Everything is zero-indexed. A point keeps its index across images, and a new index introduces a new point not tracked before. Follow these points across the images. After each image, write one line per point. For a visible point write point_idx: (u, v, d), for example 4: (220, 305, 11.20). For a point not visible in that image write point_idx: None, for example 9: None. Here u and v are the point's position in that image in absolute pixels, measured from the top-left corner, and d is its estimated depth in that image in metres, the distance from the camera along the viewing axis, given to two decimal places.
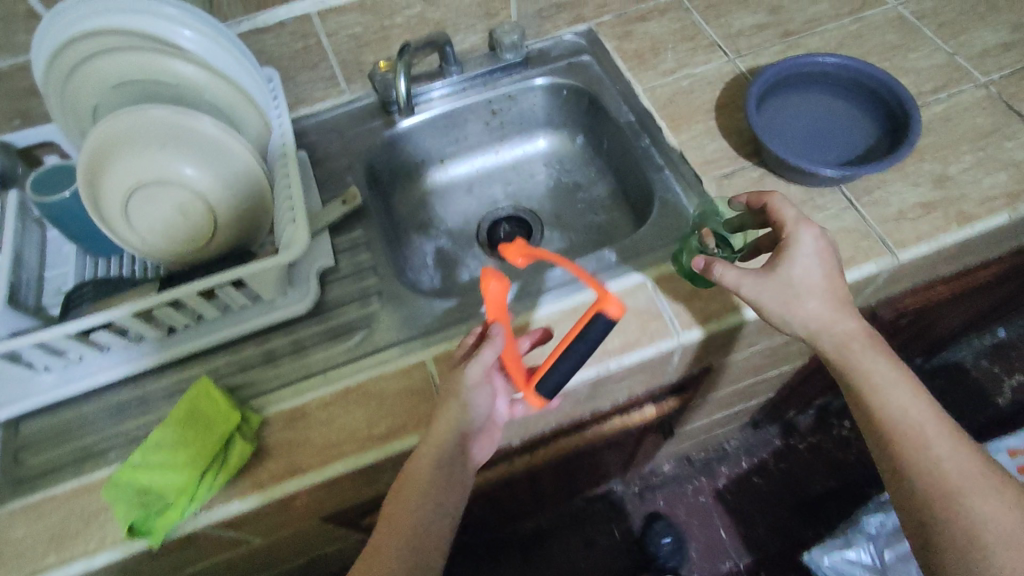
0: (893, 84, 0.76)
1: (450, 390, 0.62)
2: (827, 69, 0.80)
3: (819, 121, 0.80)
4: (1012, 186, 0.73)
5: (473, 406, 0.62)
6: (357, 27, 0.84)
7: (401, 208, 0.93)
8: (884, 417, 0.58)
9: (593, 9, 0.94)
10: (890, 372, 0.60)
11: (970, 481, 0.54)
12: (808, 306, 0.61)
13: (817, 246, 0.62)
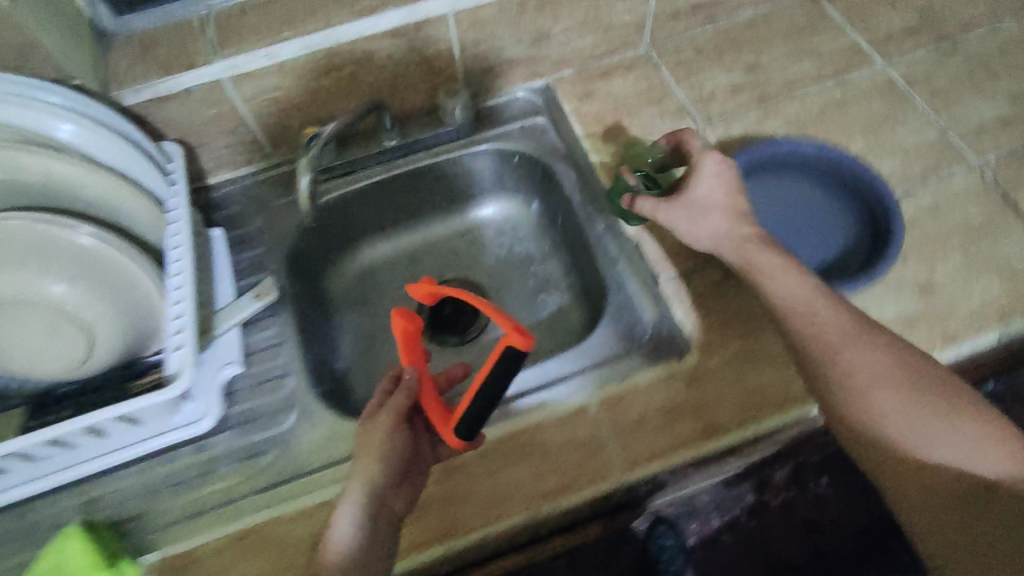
0: (875, 182, 0.68)
1: (366, 437, 0.60)
2: (805, 158, 0.72)
3: (790, 217, 0.71)
4: (1004, 298, 0.66)
5: (380, 459, 0.58)
6: (278, 92, 0.74)
7: (335, 283, 0.86)
8: (886, 428, 0.54)
9: (551, 64, 0.85)
10: (880, 366, 0.55)
11: (983, 468, 0.52)
12: (710, 222, 0.66)
13: (719, 173, 0.67)
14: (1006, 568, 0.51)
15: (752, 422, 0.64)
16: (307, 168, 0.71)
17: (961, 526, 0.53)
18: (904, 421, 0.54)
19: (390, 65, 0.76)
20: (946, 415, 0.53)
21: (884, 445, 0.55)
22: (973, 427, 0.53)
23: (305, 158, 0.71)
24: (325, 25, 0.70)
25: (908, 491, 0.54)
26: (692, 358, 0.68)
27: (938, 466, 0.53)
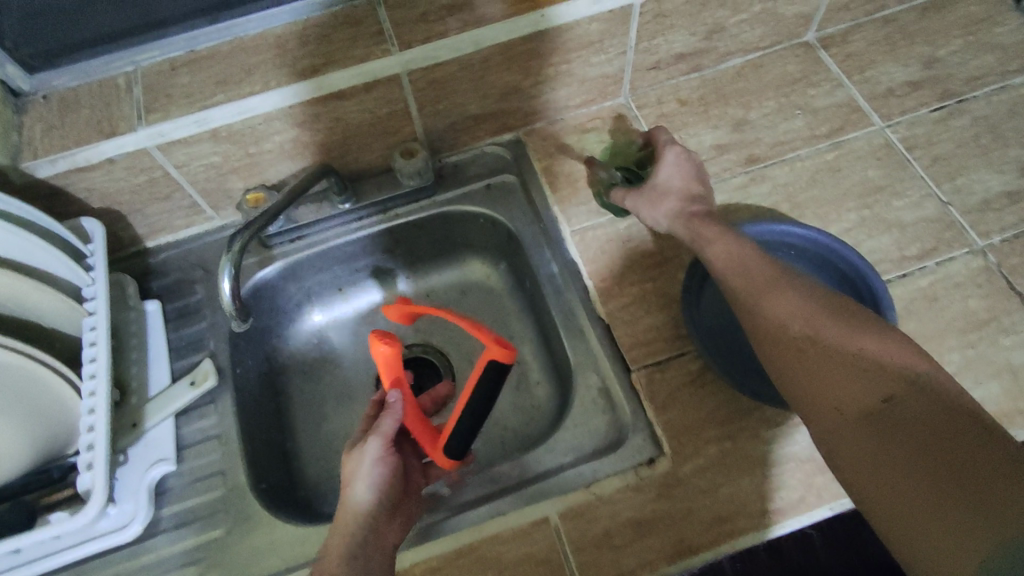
0: (869, 275, 0.60)
1: (352, 467, 0.56)
2: (791, 241, 0.64)
3: None
4: (1005, 403, 0.60)
5: (366, 487, 0.55)
6: (214, 155, 0.67)
7: (285, 352, 0.79)
8: (783, 326, 0.51)
9: (520, 118, 0.77)
10: (797, 295, 0.53)
11: (884, 373, 0.46)
12: (667, 208, 0.65)
13: (678, 170, 0.67)
14: (918, 488, 0.41)
15: (729, 539, 0.56)
16: (229, 263, 0.60)
17: (862, 433, 0.45)
18: (801, 322, 0.51)
19: (339, 125, 0.69)
20: (844, 316, 0.50)
21: (780, 326, 0.52)
22: (880, 333, 0.48)
23: (226, 253, 0.60)
24: (261, 88, 0.63)
25: (831, 436, 0.47)
26: (665, 462, 0.59)
27: (841, 374, 0.47)
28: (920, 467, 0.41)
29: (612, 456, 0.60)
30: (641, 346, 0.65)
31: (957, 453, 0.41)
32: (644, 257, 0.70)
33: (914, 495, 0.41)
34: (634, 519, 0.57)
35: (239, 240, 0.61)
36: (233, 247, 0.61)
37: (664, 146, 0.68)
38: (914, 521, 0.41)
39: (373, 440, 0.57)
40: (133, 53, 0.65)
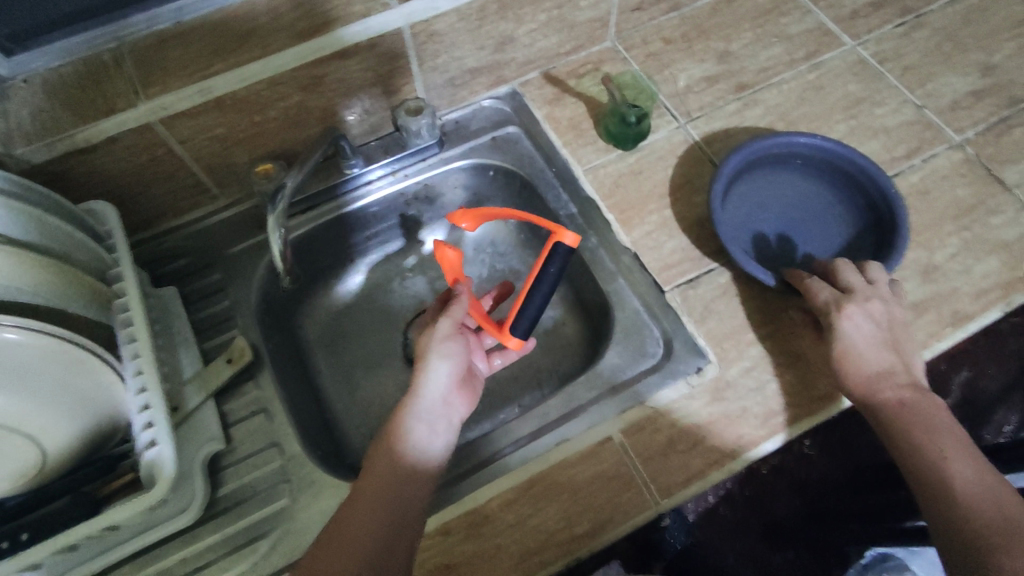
0: (875, 171, 0.66)
1: (424, 346, 0.60)
2: (799, 150, 0.70)
3: (791, 211, 0.70)
4: (1004, 274, 0.65)
5: (441, 362, 0.59)
6: (219, 128, 0.65)
7: (309, 328, 0.77)
8: (903, 441, 0.54)
9: (515, 69, 0.78)
10: (928, 413, 0.55)
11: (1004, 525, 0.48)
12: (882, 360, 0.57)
13: (863, 329, 0.58)
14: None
15: (787, 428, 0.59)
16: (276, 227, 0.63)
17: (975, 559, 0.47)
18: (922, 444, 0.53)
19: (342, 87, 0.68)
20: (973, 465, 0.52)
21: (904, 447, 0.54)
22: (1009, 504, 0.49)
23: (271, 215, 0.63)
24: (263, 53, 0.62)
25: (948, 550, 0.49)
26: (713, 369, 0.62)
27: (959, 499, 0.50)
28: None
29: (662, 371, 0.62)
30: (668, 268, 0.68)
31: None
32: (658, 187, 0.72)
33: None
34: (691, 425, 0.60)
35: (279, 202, 0.63)
36: (275, 210, 0.63)
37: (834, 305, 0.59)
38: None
39: (444, 323, 0.61)
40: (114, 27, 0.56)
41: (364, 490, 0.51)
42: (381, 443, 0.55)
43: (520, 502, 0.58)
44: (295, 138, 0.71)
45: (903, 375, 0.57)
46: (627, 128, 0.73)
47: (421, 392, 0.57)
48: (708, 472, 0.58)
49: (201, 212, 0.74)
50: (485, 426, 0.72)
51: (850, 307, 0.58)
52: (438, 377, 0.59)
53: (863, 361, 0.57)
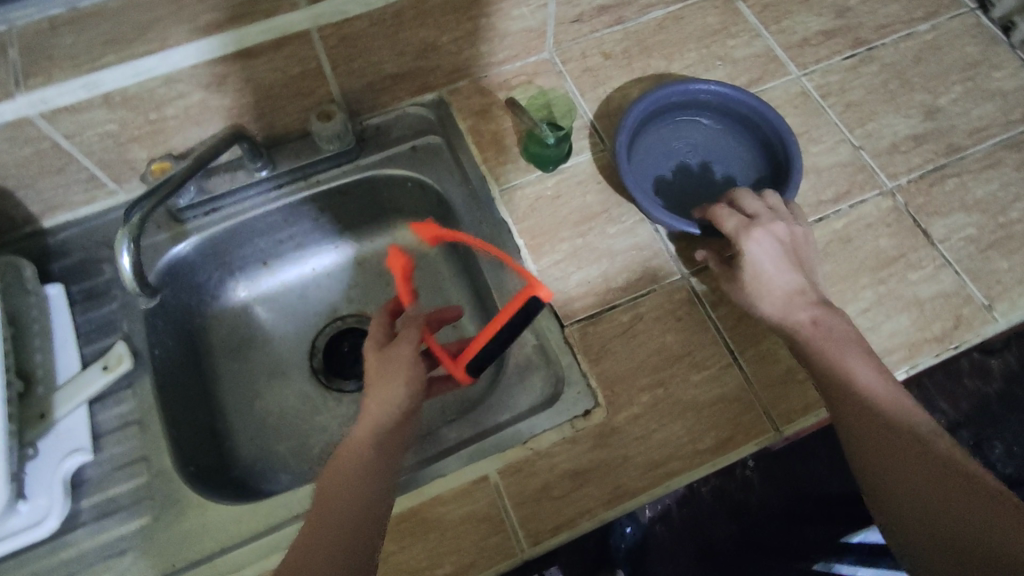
0: (773, 118, 0.66)
1: (373, 383, 0.52)
2: (704, 97, 0.69)
3: (696, 157, 0.70)
4: (913, 334, 0.63)
5: (404, 384, 0.51)
6: (110, 124, 0.62)
7: (214, 331, 0.75)
8: (821, 353, 0.56)
9: (441, 76, 0.75)
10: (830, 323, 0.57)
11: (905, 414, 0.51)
12: (783, 271, 0.59)
13: (768, 252, 0.59)
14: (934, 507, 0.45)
15: (664, 482, 0.58)
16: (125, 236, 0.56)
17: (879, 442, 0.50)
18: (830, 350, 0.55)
19: (247, 87, 0.65)
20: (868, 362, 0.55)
21: (817, 357, 0.56)
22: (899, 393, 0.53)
23: (125, 226, 0.56)
24: (159, 47, 0.58)
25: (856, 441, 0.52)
26: (601, 413, 0.60)
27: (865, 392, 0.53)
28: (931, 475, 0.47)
29: (548, 411, 0.60)
30: (571, 301, 0.66)
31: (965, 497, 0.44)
32: (574, 214, 0.70)
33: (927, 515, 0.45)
34: (570, 470, 0.58)
35: (136, 210, 0.58)
36: (131, 218, 0.57)
37: (741, 231, 0.59)
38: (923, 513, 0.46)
39: (401, 361, 0.52)
40: (4, 10, 0.55)
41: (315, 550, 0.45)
42: (330, 496, 0.48)
43: (384, 539, 0.56)
44: (198, 136, 0.68)
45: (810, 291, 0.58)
46: (545, 149, 0.70)
47: (369, 441, 0.50)
48: (578, 523, 0.57)
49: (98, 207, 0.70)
50: None
51: (756, 230, 0.58)
52: (403, 391, 0.51)
53: (771, 286, 0.58)
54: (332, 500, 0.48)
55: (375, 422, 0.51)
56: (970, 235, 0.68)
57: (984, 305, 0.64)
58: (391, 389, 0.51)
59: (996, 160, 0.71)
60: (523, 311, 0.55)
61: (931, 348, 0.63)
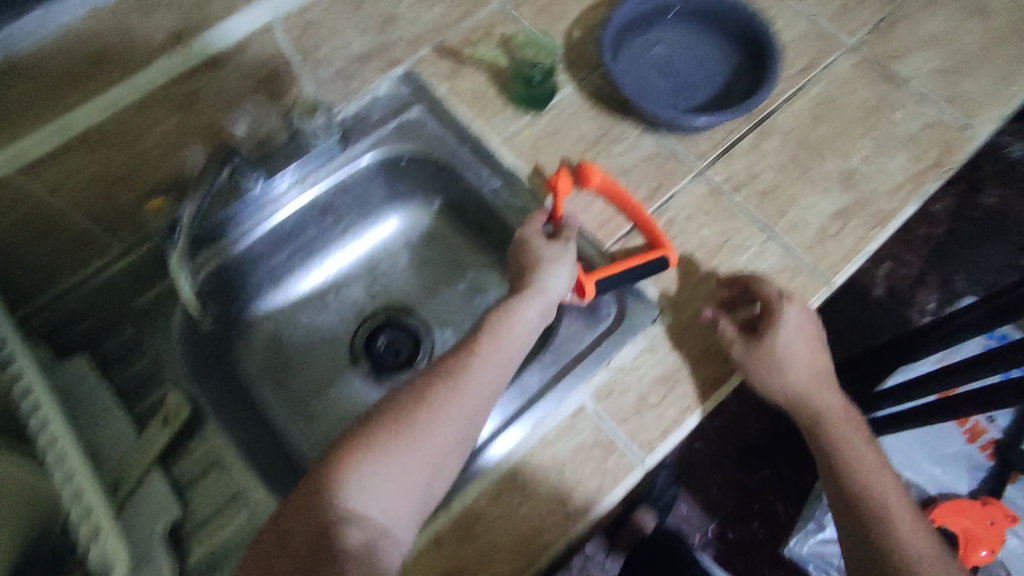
0: (737, 6, 0.70)
1: (550, 248, 0.62)
2: (671, 3, 0.71)
3: (677, 59, 0.71)
4: (913, 168, 0.68)
5: (561, 276, 0.60)
6: (92, 169, 0.57)
7: (250, 363, 0.72)
8: (840, 438, 0.60)
9: (405, 48, 0.74)
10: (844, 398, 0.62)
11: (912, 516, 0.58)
12: (793, 364, 0.59)
13: (801, 322, 0.59)
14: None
15: (746, 361, 0.60)
16: (179, 264, 0.60)
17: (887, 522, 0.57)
18: (851, 429, 0.61)
19: (221, 99, 0.62)
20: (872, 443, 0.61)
21: (835, 440, 0.60)
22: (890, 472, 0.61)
23: (173, 252, 0.59)
24: (122, 74, 0.54)
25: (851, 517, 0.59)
26: (668, 316, 0.62)
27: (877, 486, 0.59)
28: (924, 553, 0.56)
29: (618, 330, 0.62)
30: (604, 225, 0.67)
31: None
32: (577, 144, 0.71)
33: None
34: (658, 376, 0.60)
35: (179, 235, 0.59)
36: (176, 243, 0.59)
37: (782, 299, 0.59)
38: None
39: (573, 247, 0.63)
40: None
41: (471, 369, 0.54)
42: (500, 332, 0.57)
43: (505, 494, 0.56)
44: (180, 164, 0.64)
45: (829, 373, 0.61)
46: (533, 97, 0.72)
47: (536, 297, 0.59)
48: (684, 421, 0.58)
49: (90, 269, 0.64)
50: None
51: (799, 302, 0.59)
52: (557, 283, 0.60)
53: (801, 355, 0.60)
54: (495, 337, 0.56)
55: (546, 286, 0.60)
56: (933, 68, 0.73)
57: (964, 124, 0.70)
58: (563, 262, 0.61)
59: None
60: (654, 262, 0.62)
61: (934, 174, 0.68)
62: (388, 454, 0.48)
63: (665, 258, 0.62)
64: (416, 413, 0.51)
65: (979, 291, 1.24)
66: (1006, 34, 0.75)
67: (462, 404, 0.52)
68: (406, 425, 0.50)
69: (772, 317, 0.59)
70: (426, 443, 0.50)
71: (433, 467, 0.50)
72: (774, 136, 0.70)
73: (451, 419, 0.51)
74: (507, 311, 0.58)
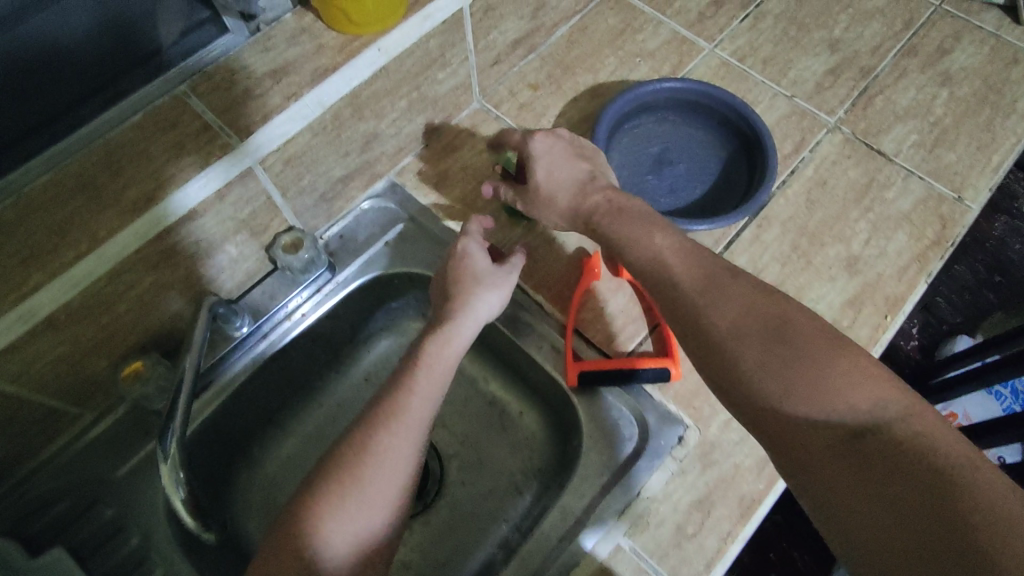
0: (731, 100, 0.69)
1: (491, 272, 0.60)
2: (665, 95, 0.71)
3: (667, 156, 0.71)
4: (915, 247, 0.68)
5: (491, 297, 0.59)
6: (61, 346, 0.52)
7: (248, 515, 0.67)
8: (715, 312, 0.47)
9: (387, 161, 0.71)
10: (787, 318, 0.46)
11: (882, 407, 0.40)
12: (564, 185, 0.61)
13: (551, 148, 0.62)
14: (878, 478, 0.38)
15: (778, 475, 0.58)
16: (175, 481, 0.48)
17: (847, 469, 0.39)
18: (762, 326, 0.46)
19: (200, 248, 0.58)
20: (839, 350, 0.43)
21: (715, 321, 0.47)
22: (886, 388, 0.41)
23: (163, 464, 0.48)
24: (90, 245, 0.49)
25: (817, 501, 0.41)
26: (694, 433, 0.60)
27: (838, 421, 0.41)
28: (907, 491, 0.36)
29: (644, 453, 0.59)
30: (615, 339, 0.64)
31: (881, 448, 0.39)
32: (575, 253, 0.68)
33: (877, 528, 0.37)
34: (693, 502, 0.57)
35: (170, 438, 0.49)
36: (168, 453, 0.48)
37: (528, 137, 0.64)
38: (882, 535, 0.36)
39: (514, 276, 0.61)
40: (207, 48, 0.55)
41: (411, 405, 0.50)
42: (430, 362, 0.54)
43: None
44: (158, 318, 0.59)
45: (602, 182, 0.61)
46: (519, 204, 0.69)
47: (469, 319, 0.57)
48: (727, 552, 0.55)
49: (67, 437, 0.60)
50: (476, 557, 0.66)
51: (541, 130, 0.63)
52: (484, 303, 0.58)
53: (563, 174, 0.61)
54: (429, 366, 0.53)
55: (475, 309, 0.58)
56: (915, 141, 0.74)
57: (956, 198, 0.70)
58: (499, 287, 0.60)
59: (904, 69, 0.78)
60: (650, 371, 0.60)
61: (935, 252, 0.67)
62: (336, 513, 0.45)
63: (667, 373, 0.60)
64: (358, 466, 0.47)
65: (958, 317, 1.25)
66: (979, 99, 0.76)
67: (407, 437, 0.49)
68: (352, 480, 0.46)
69: (529, 159, 0.63)
70: (376, 489, 0.46)
71: (388, 513, 0.47)
72: (774, 226, 0.69)
73: (398, 462, 0.48)
74: (443, 335, 0.55)
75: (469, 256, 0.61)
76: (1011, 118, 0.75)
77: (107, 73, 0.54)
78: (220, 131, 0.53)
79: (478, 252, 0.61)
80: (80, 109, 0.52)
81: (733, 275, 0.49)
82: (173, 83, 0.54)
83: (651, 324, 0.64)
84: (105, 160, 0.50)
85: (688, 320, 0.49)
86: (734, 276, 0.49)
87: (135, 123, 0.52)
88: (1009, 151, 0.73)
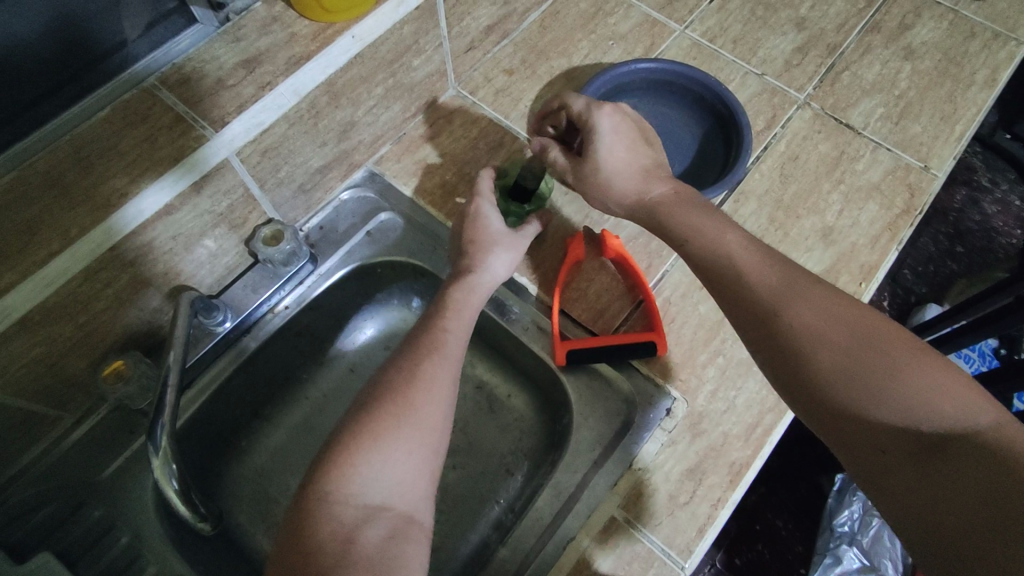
0: (705, 78, 0.71)
1: (502, 235, 0.62)
2: (640, 76, 0.72)
3: None
4: (886, 215, 0.70)
5: (503, 257, 0.61)
6: (37, 346, 0.51)
7: (237, 509, 0.66)
8: (796, 309, 0.49)
9: (366, 150, 0.71)
10: (872, 325, 0.47)
11: (972, 418, 0.41)
12: (626, 169, 0.61)
13: (618, 127, 0.62)
14: (963, 472, 0.39)
15: (766, 440, 0.59)
16: (167, 472, 0.48)
17: (928, 467, 0.40)
18: (846, 328, 0.47)
19: (177, 242, 0.57)
20: (927, 359, 0.45)
21: (794, 320, 0.48)
22: (977, 402, 0.42)
23: (155, 458, 0.48)
24: (63, 243, 0.48)
25: (889, 496, 0.42)
26: (681, 405, 0.61)
27: (924, 426, 0.42)
28: (994, 480, 0.38)
29: (634, 428, 0.60)
30: (601, 317, 0.65)
31: (967, 451, 0.40)
32: (559, 234, 0.69)
33: (955, 506, 0.38)
34: (684, 471, 0.58)
35: (161, 432, 0.48)
36: (159, 448, 0.48)
37: (594, 109, 0.62)
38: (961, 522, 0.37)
39: (523, 242, 0.63)
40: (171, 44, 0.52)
41: (447, 340, 0.52)
42: (460, 309, 0.56)
43: None
44: (136, 315, 0.58)
45: (662, 170, 0.62)
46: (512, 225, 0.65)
47: (485, 276, 0.59)
48: (721, 517, 0.56)
49: (48, 441, 0.58)
50: (469, 540, 0.66)
51: (607, 104, 0.61)
52: (496, 261, 0.60)
53: (624, 158, 0.61)
54: (458, 309, 0.56)
55: (490, 266, 0.60)
56: (882, 114, 0.76)
57: (922, 167, 0.73)
58: (509, 249, 0.62)
59: (868, 45, 0.80)
60: (637, 347, 0.61)
61: (905, 221, 0.69)
62: (388, 442, 0.44)
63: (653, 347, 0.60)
64: (408, 392, 0.47)
65: (924, 286, 1.29)
66: (941, 72, 0.79)
67: (444, 376, 0.50)
68: (403, 401, 0.47)
69: (591, 134, 0.61)
70: (411, 432, 0.45)
71: (433, 442, 0.47)
72: (750, 201, 0.70)
73: (442, 390, 0.49)
74: (466, 284, 0.58)
75: (482, 217, 0.62)
76: (972, 89, 0.78)
77: (65, 66, 0.50)
78: (193, 122, 0.52)
79: (489, 211, 0.62)
80: (33, 113, 0.48)
81: (811, 281, 0.51)
82: (142, 75, 0.51)
83: (636, 300, 0.65)
84: (73, 156, 0.48)
85: (764, 317, 0.50)
86: (813, 280, 0.50)
87: (103, 117, 0.49)
88: (971, 121, 0.76)
